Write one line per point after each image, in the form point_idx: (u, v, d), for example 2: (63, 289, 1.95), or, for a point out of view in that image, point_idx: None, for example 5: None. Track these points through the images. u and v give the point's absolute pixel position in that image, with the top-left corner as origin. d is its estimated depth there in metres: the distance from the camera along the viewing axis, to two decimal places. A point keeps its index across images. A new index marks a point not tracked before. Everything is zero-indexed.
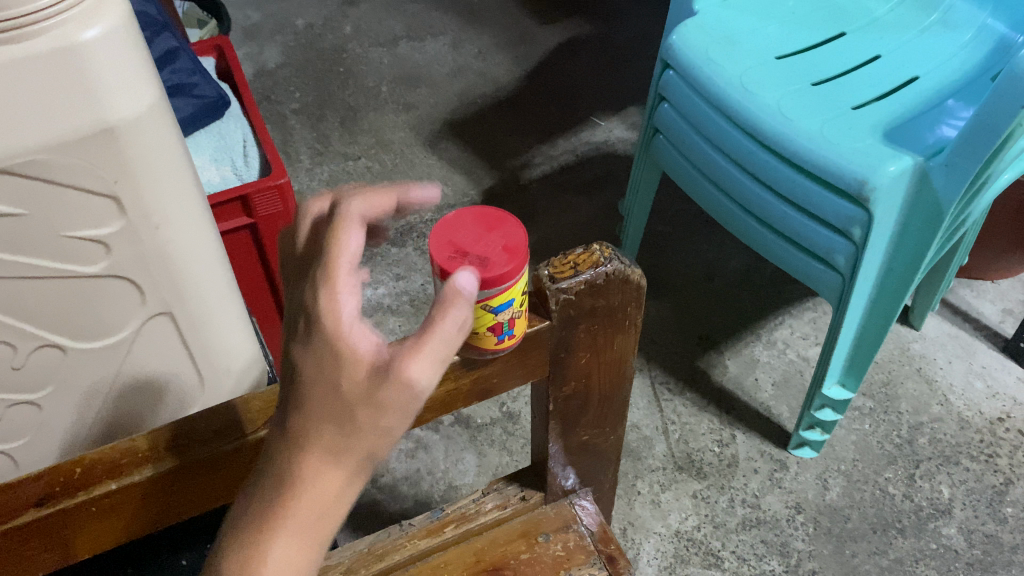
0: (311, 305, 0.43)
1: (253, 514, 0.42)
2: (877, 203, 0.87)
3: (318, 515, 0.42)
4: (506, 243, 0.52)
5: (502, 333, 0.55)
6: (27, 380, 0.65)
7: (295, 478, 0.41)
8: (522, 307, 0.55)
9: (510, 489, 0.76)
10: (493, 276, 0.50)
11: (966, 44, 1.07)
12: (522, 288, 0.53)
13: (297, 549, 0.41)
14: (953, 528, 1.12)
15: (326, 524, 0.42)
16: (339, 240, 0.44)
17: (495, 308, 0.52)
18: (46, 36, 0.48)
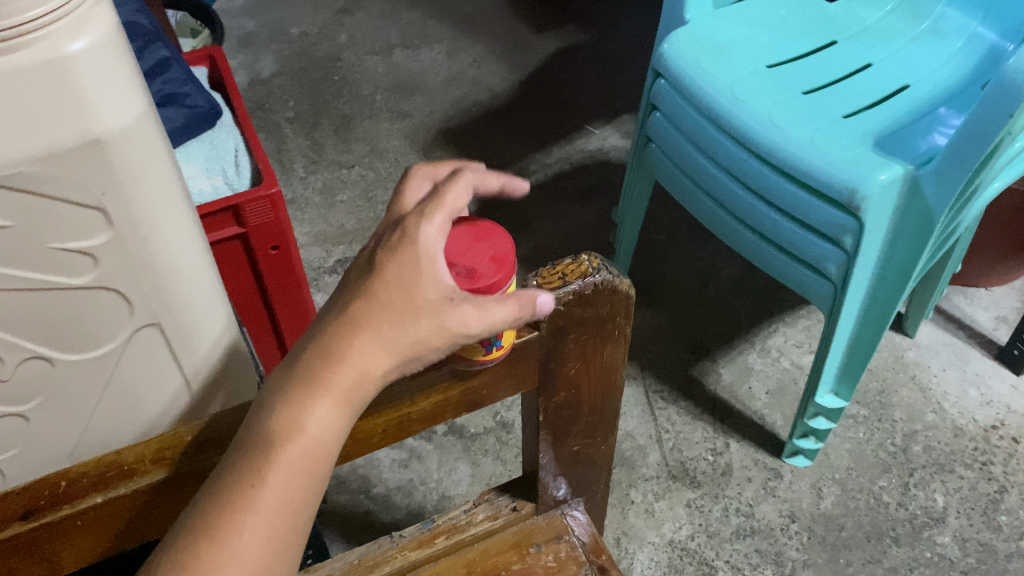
0: (407, 229, 0.51)
1: (304, 377, 0.48)
2: (868, 211, 0.87)
3: (358, 392, 0.48)
4: (492, 253, 0.53)
5: (492, 344, 0.55)
6: (15, 392, 0.65)
7: (348, 354, 0.48)
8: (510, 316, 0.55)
9: (501, 499, 0.77)
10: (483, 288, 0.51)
11: (957, 51, 1.08)
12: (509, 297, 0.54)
13: (336, 416, 0.48)
14: (948, 537, 1.12)
15: (360, 402, 0.49)
16: (450, 188, 0.53)
17: None
18: (32, 49, 0.48)
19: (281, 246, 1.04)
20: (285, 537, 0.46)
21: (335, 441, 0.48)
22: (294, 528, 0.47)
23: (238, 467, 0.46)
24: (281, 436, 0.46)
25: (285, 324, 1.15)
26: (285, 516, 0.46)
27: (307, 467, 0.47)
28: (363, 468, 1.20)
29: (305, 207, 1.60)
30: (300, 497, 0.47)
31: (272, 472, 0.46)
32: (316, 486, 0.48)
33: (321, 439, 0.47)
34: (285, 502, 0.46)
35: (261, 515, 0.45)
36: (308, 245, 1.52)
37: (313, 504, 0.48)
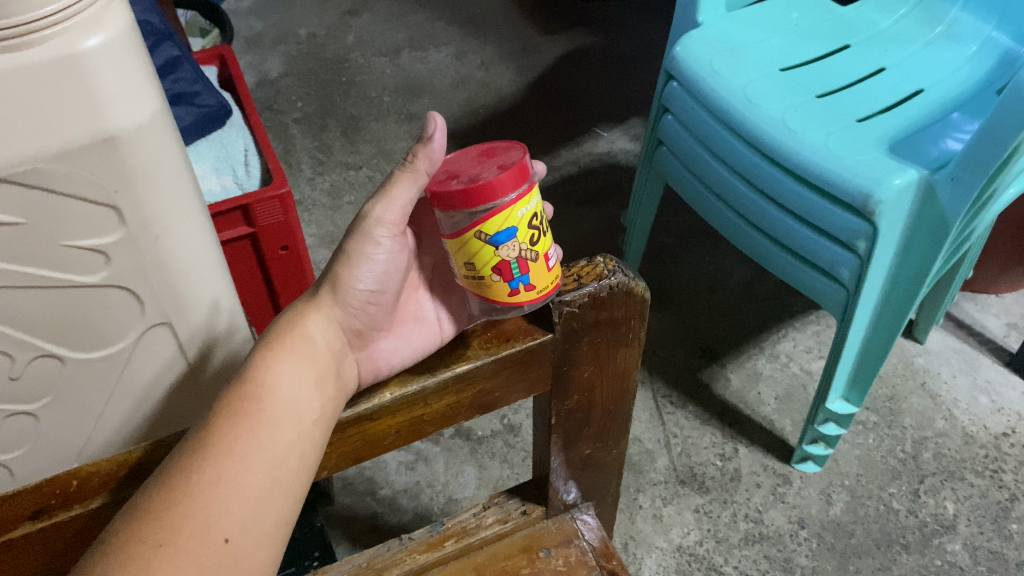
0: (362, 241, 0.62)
1: (252, 353, 0.54)
2: (882, 215, 0.86)
3: (300, 352, 0.54)
4: (500, 163, 0.55)
5: (515, 280, 0.56)
6: (25, 390, 0.64)
7: (291, 325, 0.56)
8: (532, 246, 0.56)
9: (511, 503, 0.75)
10: (461, 193, 0.52)
11: (970, 57, 1.07)
12: (521, 213, 0.55)
13: (280, 370, 0.53)
14: (958, 545, 1.11)
15: (309, 361, 0.54)
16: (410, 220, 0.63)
17: (495, 238, 0.54)
18: (49, 44, 0.47)
19: (291, 247, 1.03)
20: (242, 482, 0.47)
21: (289, 394, 0.51)
22: (256, 480, 0.48)
23: (195, 424, 0.49)
24: (230, 393, 0.51)
25: None
26: (265, 470, 0.48)
27: (257, 415, 0.50)
28: (370, 470, 1.20)
29: (312, 208, 1.59)
30: (257, 445, 0.49)
31: (218, 417, 0.49)
32: (279, 438, 0.50)
33: (268, 391, 0.51)
34: (237, 446, 0.48)
35: (241, 459, 0.48)
36: (315, 246, 1.51)
37: (282, 466, 0.49)
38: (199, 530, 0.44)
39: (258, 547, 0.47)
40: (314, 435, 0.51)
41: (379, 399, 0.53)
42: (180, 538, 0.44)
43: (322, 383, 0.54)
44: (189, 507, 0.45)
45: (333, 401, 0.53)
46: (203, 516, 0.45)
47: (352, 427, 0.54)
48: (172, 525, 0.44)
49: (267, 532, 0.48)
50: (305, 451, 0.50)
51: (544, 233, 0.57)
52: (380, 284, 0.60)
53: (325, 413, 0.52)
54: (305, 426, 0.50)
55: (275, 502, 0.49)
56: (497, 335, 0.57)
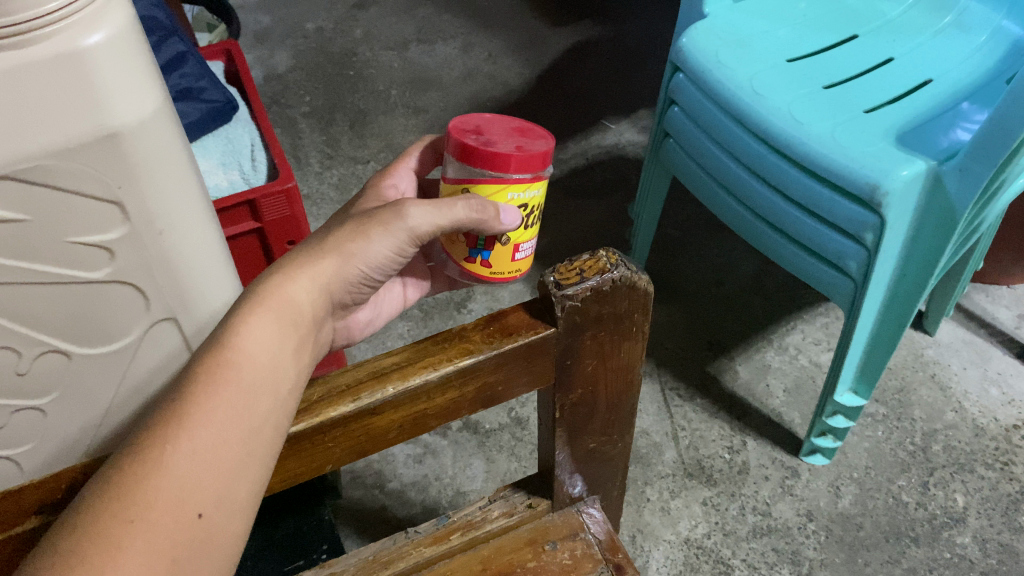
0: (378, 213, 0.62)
1: (224, 316, 0.52)
2: (890, 207, 0.85)
3: (281, 316, 0.53)
4: (520, 144, 0.63)
5: (476, 250, 0.67)
6: (34, 385, 0.65)
7: (273, 289, 0.54)
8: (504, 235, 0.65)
9: (517, 496, 0.75)
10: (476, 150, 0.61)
11: (979, 46, 1.06)
12: (510, 200, 0.63)
13: (257, 335, 0.50)
14: (968, 537, 1.11)
15: (285, 324, 0.53)
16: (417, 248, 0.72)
17: None
18: (51, 42, 0.47)
19: (297, 241, 1.04)
20: (218, 452, 0.45)
21: (266, 362, 0.50)
22: (231, 451, 0.46)
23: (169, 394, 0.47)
24: (206, 359, 0.48)
25: None
26: (241, 441, 0.46)
27: (235, 383, 0.47)
28: (378, 463, 1.20)
29: (320, 202, 1.59)
30: (233, 413, 0.46)
31: (194, 382, 0.46)
32: (257, 408, 0.48)
33: (245, 355, 0.49)
34: (215, 416, 0.46)
35: (218, 430, 0.46)
36: None
37: (259, 437, 0.47)
38: (175, 502, 0.42)
39: (230, 519, 0.45)
40: (290, 405, 0.50)
41: (382, 393, 0.53)
42: (155, 511, 0.42)
43: (299, 351, 0.53)
44: (162, 480, 0.43)
45: (306, 369, 0.53)
46: (178, 488, 0.43)
47: (354, 421, 0.54)
48: (145, 496, 0.42)
49: (240, 507, 0.46)
50: (279, 421, 0.49)
51: (524, 227, 0.66)
52: (381, 268, 0.63)
53: (301, 382, 0.51)
54: (280, 396, 0.49)
55: (251, 475, 0.46)
56: (500, 330, 0.57)
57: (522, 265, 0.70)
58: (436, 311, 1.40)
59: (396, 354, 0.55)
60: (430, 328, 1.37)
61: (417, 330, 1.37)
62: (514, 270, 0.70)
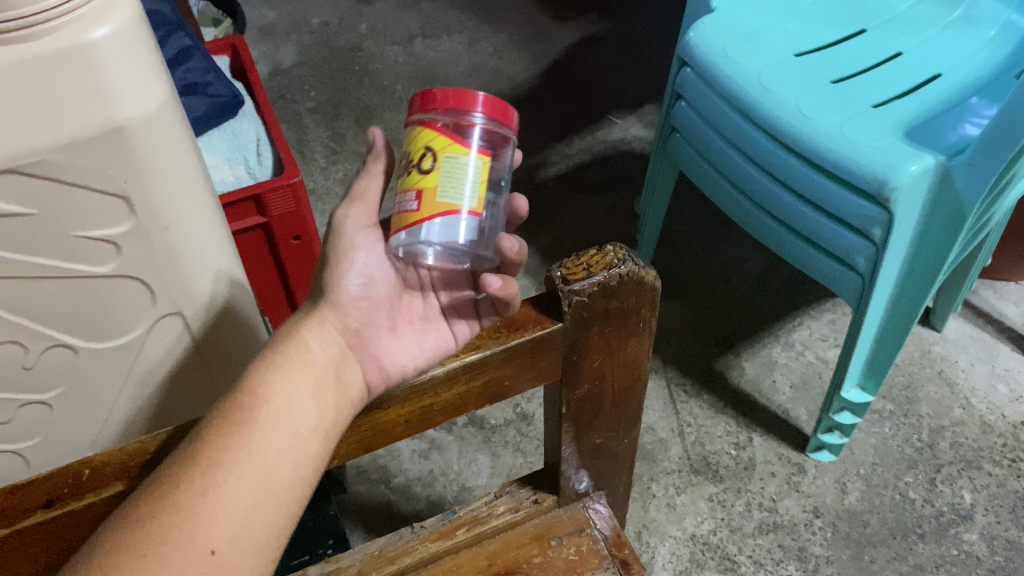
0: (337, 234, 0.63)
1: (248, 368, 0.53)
2: (898, 202, 0.85)
3: (299, 359, 0.54)
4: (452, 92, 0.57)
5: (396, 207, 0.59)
6: (39, 379, 0.65)
7: (290, 337, 0.55)
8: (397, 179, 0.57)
9: (522, 492, 0.75)
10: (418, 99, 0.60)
11: (989, 41, 1.05)
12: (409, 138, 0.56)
13: (276, 380, 0.52)
14: (975, 534, 1.10)
15: (306, 372, 0.54)
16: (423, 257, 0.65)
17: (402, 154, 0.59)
18: (57, 35, 0.47)
19: (303, 236, 1.04)
20: (234, 493, 0.46)
21: (284, 407, 0.51)
22: (246, 490, 0.47)
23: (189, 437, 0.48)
24: (226, 404, 0.50)
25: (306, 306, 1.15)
26: (256, 482, 0.47)
27: (252, 425, 0.49)
28: (383, 458, 1.20)
29: (326, 197, 1.59)
30: (247, 453, 0.48)
31: (211, 424, 0.48)
32: (272, 449, 0.49)
33: (263, 398, 0.50)
34: (229, 455, 0.47)
35: (234, 469, 0.47)
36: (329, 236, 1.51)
37: (275, 477, 0.48)
38: (188, 538, 0.43)
39: (246, 559, 0.45)
40: (310, 446, 0.51)
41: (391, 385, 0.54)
42: (167, 548, 0.42)
43: (321, 391, 0.53)
44: (177, 515, 0.44)
45: (331, 411, 0.53)
46: (191, 526, 0.44)
47: (363, 415, 0.55)
48: (159, 533, 0.43)
49: (257, 547, 0.46)
50: (298, 463, 0.50)
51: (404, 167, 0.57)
52: (368, 277, 0.61)
53: (324, 423, 0.52)
54: (298, 438, 0.50)
55: (267, 516, 0.47)
56: (506, 325, 0.56)
57: (403, 221, 0.55)
58: None
59: None
60: None
61: None
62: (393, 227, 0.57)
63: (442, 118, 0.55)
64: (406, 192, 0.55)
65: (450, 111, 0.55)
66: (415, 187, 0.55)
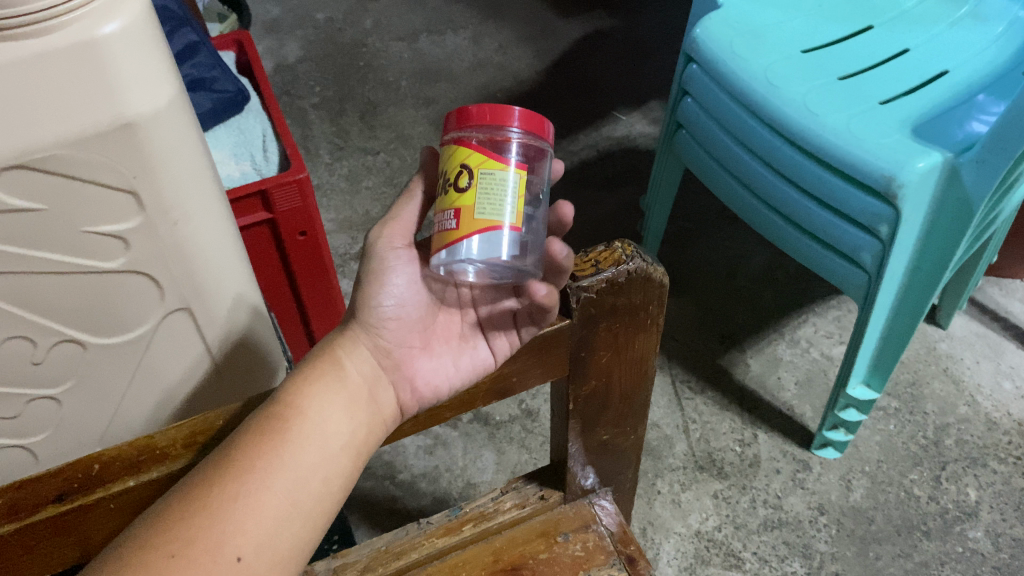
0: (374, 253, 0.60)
1: (286, 379, 0.55)
2: (905, 199, 0.85)
3: (334, 376, 0.56)
4: None
5: None
6: (48, 375, 0.65)
7: (326, 354, 0.58)
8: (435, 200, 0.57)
9: (529, 488, 0.76)
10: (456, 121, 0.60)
11: (997, 37, 1.05)
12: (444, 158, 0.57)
13: (312, 394, 0.54)
14: (980, 531, 1.10)
15: (341, 386, 0.56)
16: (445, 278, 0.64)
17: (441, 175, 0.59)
18: (67, 29, 0.47)
19: (309, 232, 1.04)
20: (263, 501, 0.48)
21: (318, 420, 0.53)
22: (277, 499, 0.49)
23: (226, 440, 0.50)
24: (262, 412, 0.52)
25: (311, 303, 1.15)
26: (286, 492, 0.49)
27: (286, 435, 0.51)
28: (389, 454, 1.21)
29: (330, 193, 1.59)
30: (280, 462, 0.49)
31: (244, 432, 0.50)
32: (302, 461, 0.51)
33: (297, 410, 0.53)
34: (262, 463, 0.49)
35: (265, 478, 0.48)
36: (334, 232, 1.51)
37: (305, 488, 0.50)
38: (217, 544, 0.45)
39: (272, 569, 0.47)
40: (339, 461, 0.53)
41: None
42: (195, 551, 0.44)
43: (353, 408, 0.55)
44: (208, 519, 0.46)
45: (361, 427, 0.56)
46: (219, 531, 0.46)
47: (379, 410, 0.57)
48: (187, 535, 0.45)
49: (283, 557, 0.48)
50: (327, 476, 0.52)
51: (440, 187, 0.57)
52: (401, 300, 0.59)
53: (354, 440, 0.54)
54: (329, 452, 0.52)
55: (294, 527, 0.49)
56: None
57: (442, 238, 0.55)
58: None
59: None
60: None
61: None
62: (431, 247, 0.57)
63: (474, 136, 0.56)
64: (444, 212, 0.56)
65: (482, 128, 0.55)
66: (454, 206, 0.55)
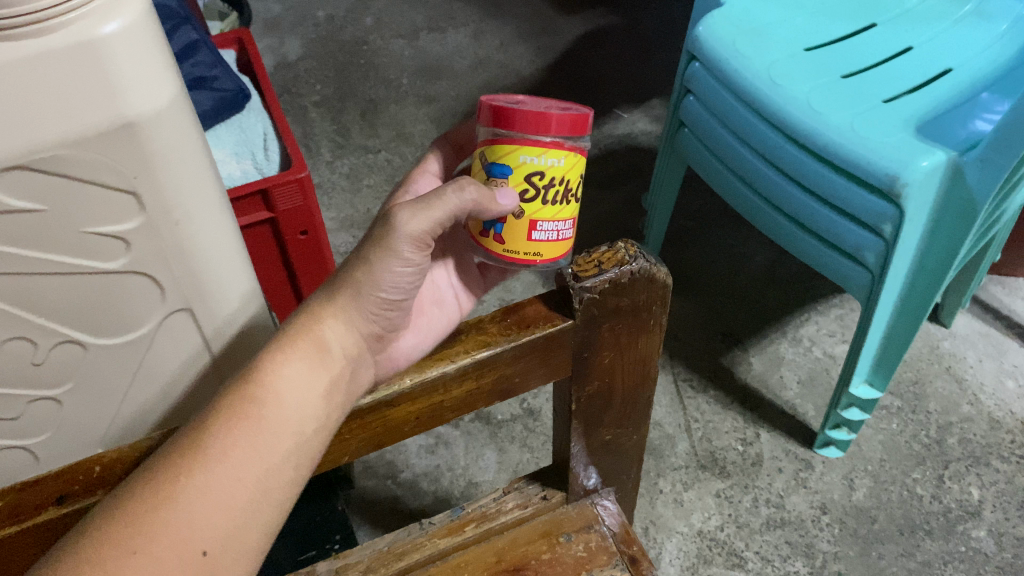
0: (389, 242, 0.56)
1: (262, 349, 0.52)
2: (909, 199, 0.84)
3: (316, 354, 0.52)
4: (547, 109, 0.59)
5: (496, 228, 0.62)
6: (49, 375, 0.64)
7: (307, 323, 0.53)
8: (521, 210, 0.61)
9: (530, 488, 0.75)
10: (495, 108, 0.59)
11: (1001, 34, 1.04)
12: (527, 167, 0.59)
13: (290, 372, 0.50)
14: (983, 531, 1.10)
15: (323, 362, 0.52)
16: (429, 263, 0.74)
17: (496, 174, 0.60)
18: (70, 28, 0.47)
19: (310, 231, 1.03)
20: (229, 493, 0.46)
21: (293, 402, 0.50)
22: (245, 491, 0.46)
23: (194, 421, 0.48)
24: (233, 392, 0.49)
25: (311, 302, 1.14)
26: (254, 482, 0.47)
27: (257, 421, 0.48)
28: (390, 453, 1.20)
29: (331, 191, 1.58)
30: (250, 450, 0.47)
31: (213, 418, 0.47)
32: (273, 449, 0.48)
33: (272, 395, 0.49)
34: (231, 452, 0.46)
35: (233, 469, 0.46)
36: (335, 231, 1.50)
37: (276, 477, 0.48)
38: (180, 541, 0.43)
39: (237, 562, 0.46)
40: (313, 446, 0.50)
41: (398, 385, 0.53)
42: (157, 548, 0.43)
43: (333, 389, 0.52)
44: (170, 515, 0.43)
45: (342, 409, 0.52)
46: (183, 527, 0.44)
47: (370, 413, 0.54)
48: (150, 531, 0.43)
49: (249, 549, 0.46)
50: (299, 463, 0.49)
51: (543, 199, 0.60)
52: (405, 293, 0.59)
53: (333, 421, 0.51)
54: (304, 438, 0.49)
55: (261, 517, 0.47)
56: (516, 322, 0.56)
57: (541, 248, 0.63)
58: None
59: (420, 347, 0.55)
60: None
61: None
62: (535, 254, 0.63)
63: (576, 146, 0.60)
64: (544, 225, 0.62)
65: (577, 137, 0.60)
66: (570, 215, 0.63)
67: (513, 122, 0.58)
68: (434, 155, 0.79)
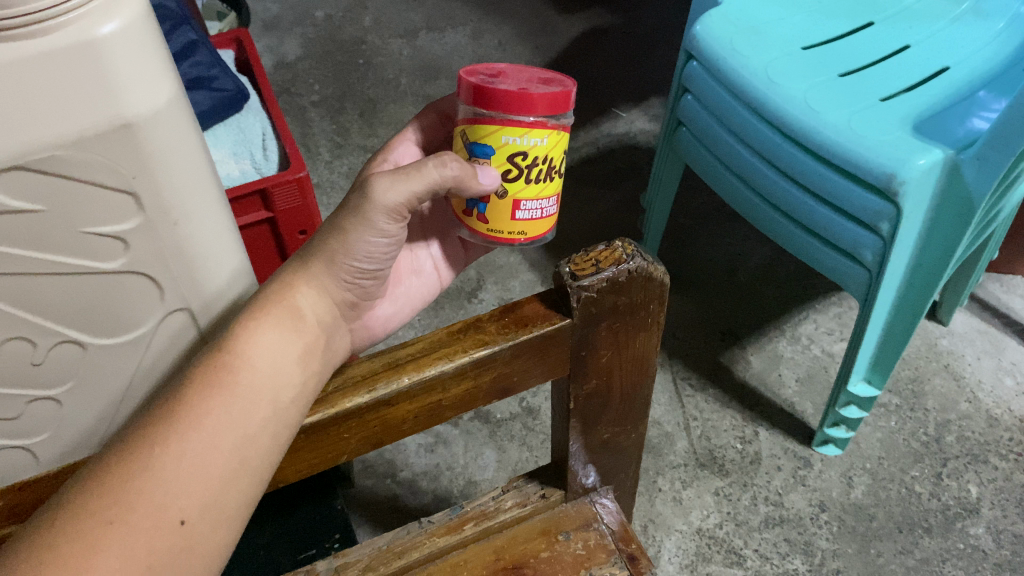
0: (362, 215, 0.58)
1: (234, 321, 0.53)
2: (907, 196, 0.84)
3: (284, 323, 0.54)
4: (528, 87, 0.59)
5: (479, 206, 0.63)
6: (48, 375, 0.65)
7: (279, 293, 0.55)
8: (505, 190, 0.61)
9: (529, 486, 0.75)
10: (476, 85, 0.58)
11: (998, 33, 1.04)
12: (510, 148, 0.59)
13: (261, 341, 0.52)
14: (981, 528, 1.10)
15: (294, 333, 0.54)
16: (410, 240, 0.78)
17: (478, 154, 0.60)
18: (68, 29, 0.47)
19: (309, 231, 1.04)
20: (206, 460, 0.46)
21: (266, 370, 0.51)
22: (223, 458, 0.47)
23: (170, 393, 0.49)
24: (206, 363, 0.50)
25: None
26: (232, 449, 0.47)
27: (232, 389, 0.49)
28: (389, 452, 1.21)
29: (330, 191, 1.58)
30: (225, 418, 0.48)
31: (187, 388, 0.48)
32: (249, 417, 0.49)
33: (245, 364, 0.50)
34: (208, 420, 0.47)
35: (209, 436, 0.47)
36: None
37: (254, 445, 0.48)
38: (157, 508, 0.44)
39: (217, 529, 0.46)
40: (292, 413, 0.50)
41: (398, 383, 0.52)
42: (134, 517, 0.43)
43: (306, 356, 0.53)
44: (147, 482, 0.44)
45: (317, 376, 0.53)
46: (161, 494, 0.44)
47: (371, 411, 0.53)
48: (128, 499, 0.43)
49: (228, 516, 0.47)
50: (278, 430, 0.49)
51: (526, 178, 0.61)
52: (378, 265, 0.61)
53: (310, 388, 0.52)
54: (281, 404, 0.50)
55: (241, 484, 0.48)
56: (514, 319, 0.56)
57: (525, 227, 0.64)
58: (446, 299, 1.40)
59: (417, 341, 0.55)
60: (442, 316, 1.36)
61: (427, 318, 1.37)
62: (519, 232, 0.64)
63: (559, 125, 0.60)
64: (526, 204, 0.63)
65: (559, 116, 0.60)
66: (553, 193, 0.64)
67: (494, 103, 0.58)
68: (416, 123, 0.79)
